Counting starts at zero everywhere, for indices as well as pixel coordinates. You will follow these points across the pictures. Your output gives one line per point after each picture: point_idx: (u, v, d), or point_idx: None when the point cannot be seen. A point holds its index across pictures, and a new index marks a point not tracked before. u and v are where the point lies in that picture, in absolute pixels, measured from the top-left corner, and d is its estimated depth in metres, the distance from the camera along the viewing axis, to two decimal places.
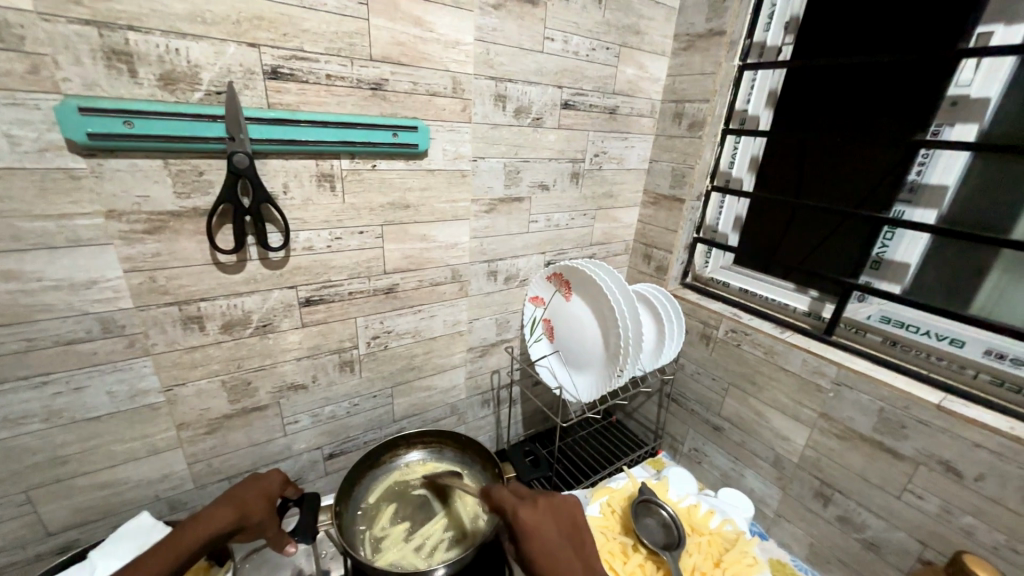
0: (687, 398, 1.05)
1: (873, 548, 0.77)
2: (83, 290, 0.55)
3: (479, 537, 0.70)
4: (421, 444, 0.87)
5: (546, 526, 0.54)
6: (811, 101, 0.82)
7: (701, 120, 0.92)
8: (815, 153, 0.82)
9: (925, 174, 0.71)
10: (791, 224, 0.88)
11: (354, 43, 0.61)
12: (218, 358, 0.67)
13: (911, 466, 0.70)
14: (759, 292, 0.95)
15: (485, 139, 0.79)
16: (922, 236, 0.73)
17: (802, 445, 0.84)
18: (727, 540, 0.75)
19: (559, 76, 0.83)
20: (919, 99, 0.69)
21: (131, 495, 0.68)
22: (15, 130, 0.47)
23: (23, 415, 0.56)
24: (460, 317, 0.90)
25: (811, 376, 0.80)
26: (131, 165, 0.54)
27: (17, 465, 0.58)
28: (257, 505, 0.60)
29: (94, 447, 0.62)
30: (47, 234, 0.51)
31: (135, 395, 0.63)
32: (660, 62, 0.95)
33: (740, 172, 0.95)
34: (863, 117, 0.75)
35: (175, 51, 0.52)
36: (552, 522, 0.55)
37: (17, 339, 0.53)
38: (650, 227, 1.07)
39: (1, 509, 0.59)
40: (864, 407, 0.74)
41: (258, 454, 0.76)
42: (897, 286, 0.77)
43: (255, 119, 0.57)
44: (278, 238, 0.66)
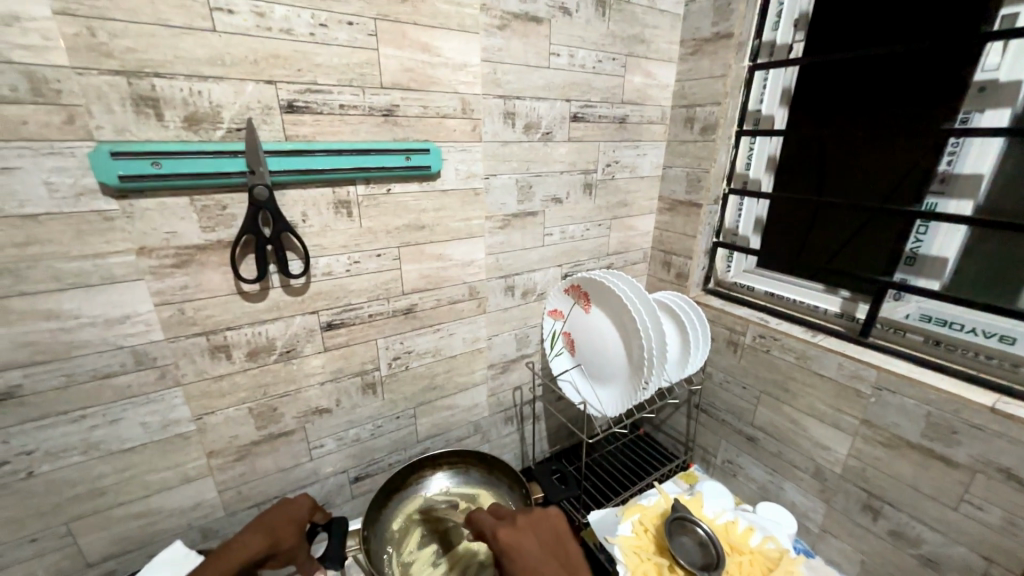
0: (717, 408, 1.01)
1: (931, 565, 0.72)
2: (117, 325, 0.57)
3: None
4: (446, 465, 0.86)
5: (525, 545, 0.54)
6: (828, 97, 0.80)
7: (713, 123, 0.91)
8: (836, 149, 0.80)
9: (956, 164, 0.68)
10: (816, 223, 0.85)
11: (365, 72, 0.63)
12: (244, 386, 0.68)
13: (967, 474, 0.65)
14: (786, 294, 0.92)
15: (496, 157, 0.80)
16: (960, 229, 0.69)
17: (844, 455, 0.80)
18: (771, 558, 0.71)
19: (566, 90, 0.83)
20: (942, 87, 0.67)
21: (165, 524, 0.69)
22: (53, 177, 0.50)
23: (64, 449, 0.58)
24: (479, 333, 0.90)
25: (849, 381, 0.76)
26: (160, 204, 0.56)
27: (58, 498, 0.60)
28: (286, 531, 0.60)
29: (130, 478, 0.64)
30: (84, 274, 0.54)
31: (167, 425, 0.64)
32: (667, 69, 0.95)
33: (758, 173, 0.93)
34: (884, 109, 0.72)
35: (198, 93, 0.54)
36: (532, 538, 0.55)
37: (58, 375, 0.55)
38: (667, 233, 1.05)
39: (44, 541, 0.61)
40: (909, 413, 0.70)
41: (285, 479, 0.77)
42: (937, 281, 0.72)
43: (274, 151, 0.59)
44: (299, 265, 0.67)
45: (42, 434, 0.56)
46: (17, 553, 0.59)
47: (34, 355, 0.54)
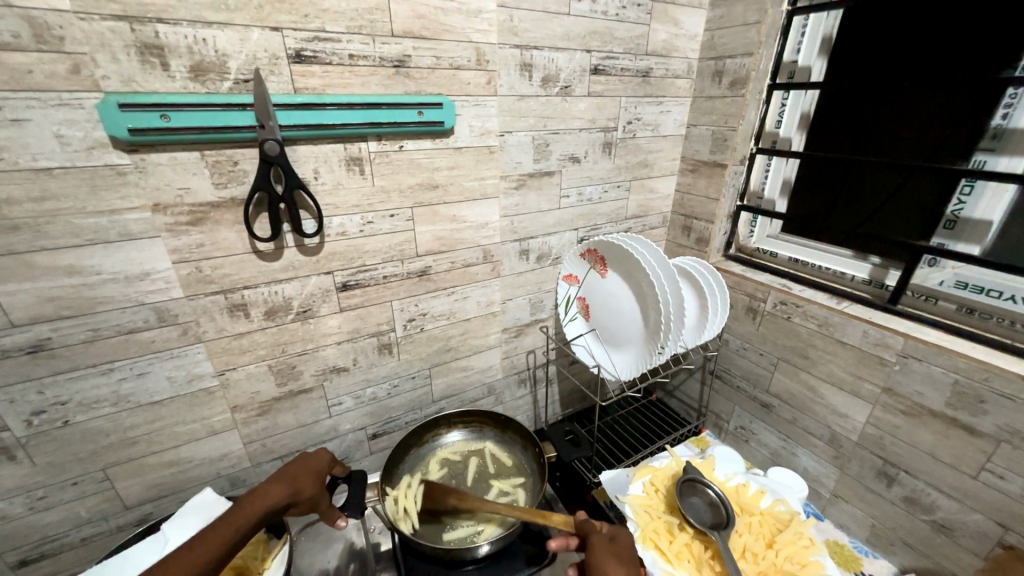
0: (732, 375, 1.00)
1: (943, 531, 0.72)
2: (138, 282, 0.58)
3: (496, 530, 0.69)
4: (460, 424, 0.88)
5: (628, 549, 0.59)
6: (873, 44, 0.73)
7: (744, 76, 0.84)
8: (878, 103, 0.74)
9: (1013, 117, 0.62)
10: (848, 185, 0.80)
11: (374, 19, 0.60)
12: (263, 344, 0.69)
13: (991, 443, 0.64)
14: (811, 260, 0.88)
15: (513, 112, 0.76)
16: (1008, 188, 0.65)
17: (862, 422, 0.79)
18: (780, 520, 0.72)
19: (587, 40, 0.78)
20: (1008, 31, 0.60)
21: (196, 472, 0.72)
22: (64, 130, 0.49)
23: (96, 400, 0.61)
24: (493, 297, 0.89)
25: (872, 349, 0.74)
26: (171, 159, 0.55)
27: (94, 446, 0.63)
28: (308, 481, 0.62)
29: (160, 429, 0.67)
30: (101, 229, 0.54)
31: (192, 379, 0.66)
32: (696, 16, 0.88)
33: (789, 131, 0.88)
34: (937, 57, 0.66)
35: (203, 41, 0.52)
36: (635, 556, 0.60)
37: (84, 329, 0.57)
38: (688, 196, 1.01)
39: (85, 485, 0.65)
40: (935, 381, 0.68)
41: (307, 435, 0.80)
42: (977, 247, 0.68)
43: (283, 105, 0.57)
44: (312, 224, 0.66)
45: (74, 386, 0.59)
46: (62, 494, 0.63)
47: (61, 310, 0.55)
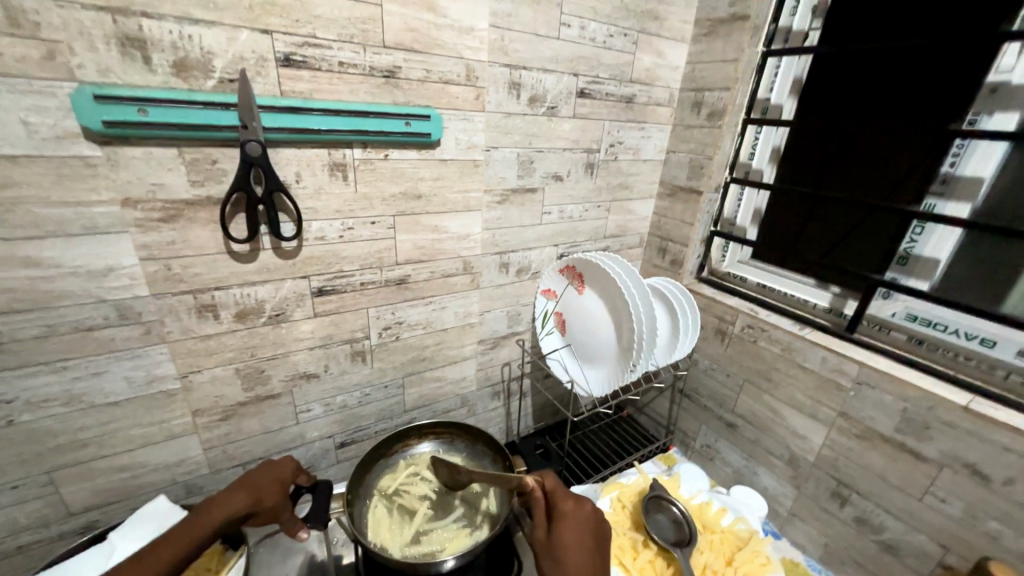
0: (701, 394, 1.03)
1: (891, 551, 0.75)
2: (101, 277, 0.56)
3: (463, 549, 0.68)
4: (432, 435, 0.87)
5: (572, 529, 0.58)
6: (839, 88, 0.78)
7: (721, 109, 0.89)
8: (841, 144, 0.79)
9: (959, 166, 0.67)
10: (813, 217, 0.85)
11: (366, 29, 0.60)
12: (232, 346, 0.67)
13: (935, 468, 0.68)
14: (778, 287, 0.93)
15: (499, 128, 0.78)
16: (956, 231, 0.69)
17: (819, 445, 0.82)
18: (740, 539, 0.74)
19: (574, 63, 0.81)
20: (956, 88, 0.66)
21: (149, 478, 0.69)
22: (32, 117, 0.47)
23: (45, 399, 0.58)
24: (471, 308, 0.90)
25: (830, 374, 0.78)
26: (146, 153, 0.54)
27: (39, 447, 0.59)
28: (271, 491, 0.60)
29: (114, 431, 0.64)
30: (65, 222, 0.52)
31: (152, 381, 0.64)
32: (679, 49, 0.92)
33: (761, 163, 0.92)
34: (894, 106, 0.71)
35: (188, 38, 0.51)
36: (581, 531, 0.58)
37: (37, 324, 0.54)
38: (665, 219, 1.05)
39: (25, 489, 0.61)
40: (886, 407, 0.72)
41: (271, 442, 0.77)
42: (926, 283, 0.74)
43: (267, 107, 0.56)
44: (290, 227, 0.65)
45: (21, 383, 0.56)
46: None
47: (14, 302, 0.52)
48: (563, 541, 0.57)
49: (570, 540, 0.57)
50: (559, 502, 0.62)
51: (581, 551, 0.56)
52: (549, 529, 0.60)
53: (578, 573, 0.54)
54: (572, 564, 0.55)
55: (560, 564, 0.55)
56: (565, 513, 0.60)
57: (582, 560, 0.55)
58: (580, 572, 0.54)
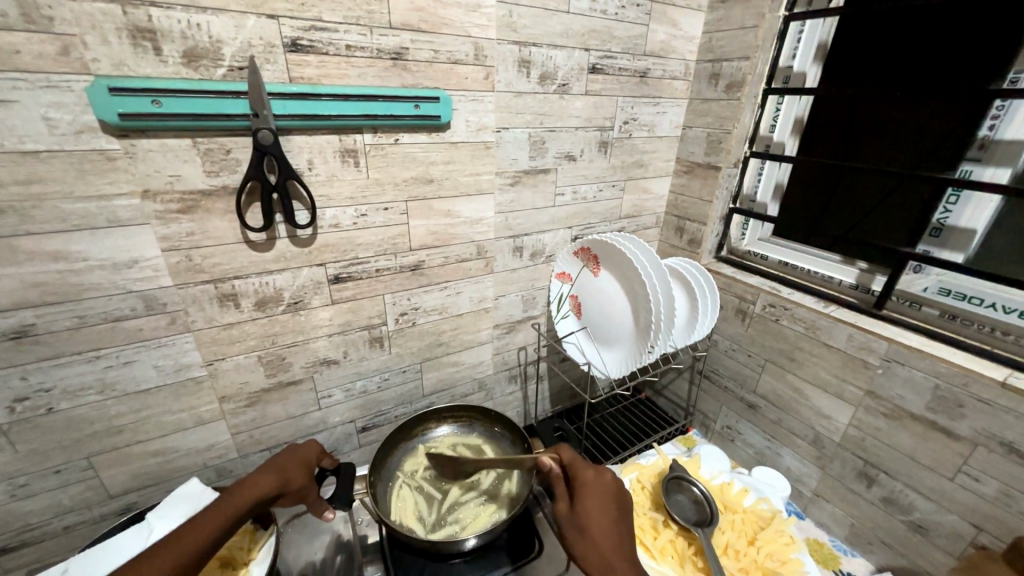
0: (720, 375, 1.02)
1: (920, 531, 0.73)
2: (126, 269, 0.57)
3: (485, 526, 0.69)
4: (451, 419, 0.88)
5: (593, 502, 0.59)
6: (867, 51, 0.74)
7: (740, 80, 0.85)
8: (869, 111, 0.75)
9: (999, 128, 0.64)
10: (838, 190, 0.81)
11: (372, 10, 0.59)
12: (253, 334, 0.69)
13: (968, 447, 0.65)
14: (801, 264, 0.90)
15: (510, 108, 0.76)
16: (994, 199, 0.66)
17: (845, 424, 0.80)
18: (763, 519, 0.73)
19: (585, 38, 0.78)
20: (996, 43, 0.61)
21: (182, 462, 0.72)
22: (52, 112, 0.48)
23: (81, 388, 0.60)
24: (486, 293, 0.90)
25: (857, 353, 0.76)
26: (162, 145, 0.54)
27: (78, 433, 0.62)
28: (298, 472, 0.62)
29: (146, 418, 0.66)
30: (89, 215, 0.53)
31: (180, 369, 0.66)
32: (695, 18, 0.89)
33: (782, 136, 0.89)
34: (927, 67, 0.67)
35: (197, 27, 0.51)
36: (602, 502, 0.59)
37: (69, 315, 0.56)
38: (682, 197, 1.02)
39: (68, 473, 0.64)
40: (916, 385, 0.69)
41: (296, 427, 0.80)
42: (960, 255, 0.70)
43: (277, 94, 0.56)
44: (305, 215, 0.66)
45: (58, 373, 0.58)
46: (44, 482, 0.63)
47: (46, 295, 0.54)
48: (586, 513, 0.58)
49: (593, 513, 0.58)
50: (578, 473, 0.63)
51: (605, 522, 0.57)
52: (571, 502, 0.61)
53: (604, 544, 0.55)
54: (599, 537, 0.56)
55: (586, 536, 0.57)
56: (586, 485, 0.61)
57: (607, 531, 0.56)
58: (606, 543, 0.56)
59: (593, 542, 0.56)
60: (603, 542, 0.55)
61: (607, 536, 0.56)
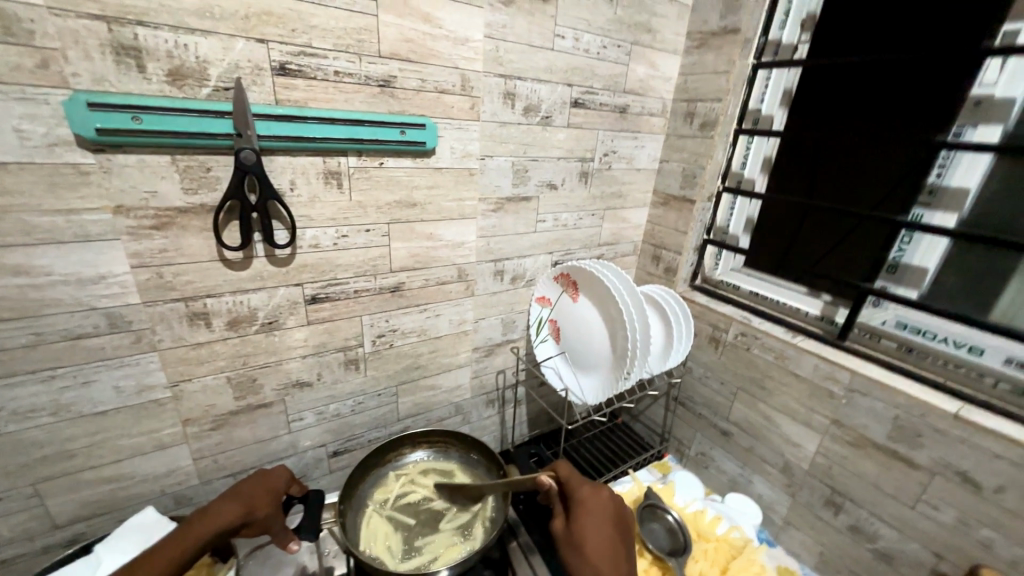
0: (695, 401, 1.04)
1: (885, 559, 0.75)
2: (91, 285, 0.55)
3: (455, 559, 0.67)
4: (425, 444, 0.86)
5: (592, 520, 0.62)
6: (827, 99, 0.80)
7: (712, 120, 0.90)
8: (829, 154, 0.80)
9: (946, 176, 0.69)
10: (803, 226, 0.86)
11: (362, 39, 0.61)
12: (223, 354, 0.67)
13: (926, 475, 0.68)
14: (771, 295, 0.93)
15: (494, 137, 0.78)
16: (940, 243, 0.71)
17: (813, 452, 0.82)
18: (735, 547, 0.74)
19: (568, 74, 0.82)
20: (940, 100, 0.67)
21: (137, 489, 0.68)
22: (24, 125, 0.47)
23: (32, 409, 0.57)
24: (466, 316, 0.90)
25: (823, 382, 0.79)
26: (139, 161, 0.54)
27: (25, 458, 0.58)
28: (263, 499, 0.60)
29: (102, 442, 0.63)
30: (56, 229, 0.52)
31: (142, 390, 0.63)
32: (671, 60, 0.94)
33: (752, 173, 0.94)
34: (880, 118, 0.73)
35: (184, 47, 0.52)
36: (599, 521, 0.62)
37: (26, 332, 0.53)
38: (659, 227, 1.06)
39: (9, 501, 0.59)
40: (878, 415, 0.72)
41: (263, 451, 0.77)
42: (914, 291, 0.74)
43: (262, 115, 0.56)
44: (285, 234, 0.65)
45: (7, 393, 0.55)
46: None
47: (2, 311, 0.52)
48: (583, 532, 0.61)
49: (590, 531, 0.61)
50: (575, 490, 0.65)
51: (602, 541, 0.60)
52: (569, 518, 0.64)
53: (602, 564, 0.58)
54: (596, 556, 0.59)
55: (582, 554, 0.60)
56: (583, 502, 0.64)
57: (604, 551, 0.59)
58: (604, 565, 0.58)
59: (588, 561, 0.59)
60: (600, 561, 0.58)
61: (605, 556, 0.59)
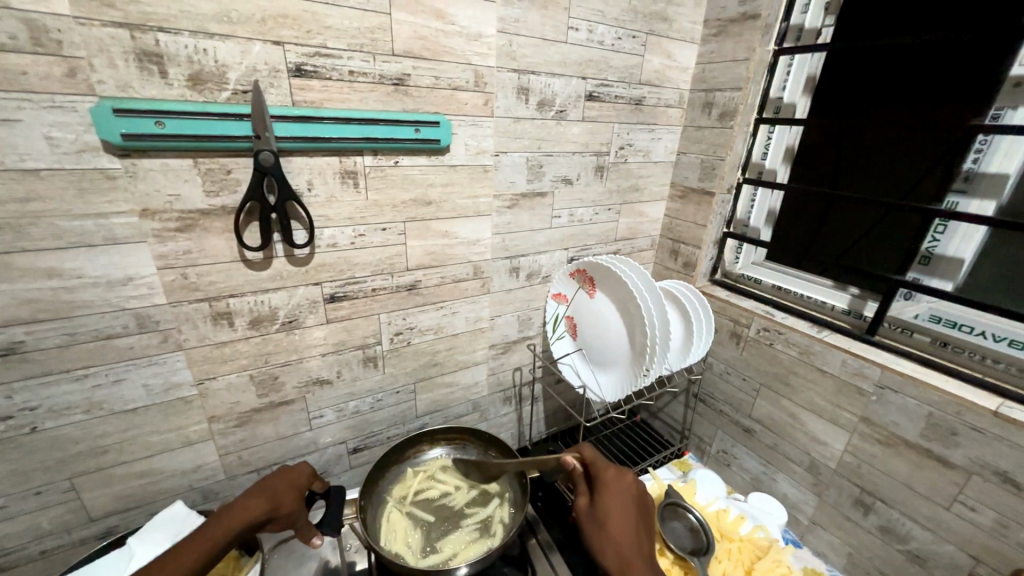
0: (715, 398, 1.02)
1: (918, 562, 0.72)
2: (120, 286, 0.57)
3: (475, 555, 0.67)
4: (444, 441, 0.87)
5: (615, 503, 0.61)
6: (854, 84, 0.77)
7: (732, 109, 0.88)
8: (857, 141, 0.77)
9: (983, 161, 0.65)
10: (829, 216, 0.83)
11: (376, 38, 0.61)
12: (246, 353, 0.68)
13: (963, 475, 0.65)
14: (795, 288, 0.91)
15: (508, 133, 0.78)
16: (980, 229, 0.67)
17: (840, 450, 0.80)
18: (760, 547, 0.72)
19: (583, 67, 0.81)
20: (977, 82, 0.64)
21: (166, 484, 0.70)
22: (54, 132, 0.49)
23: (67, 407, 0.59)
24: (482, 313, 0.90)
25: (851, 378, 0.76)
26: (163, 165, 0.55)
27: (61, 454, 0.61)
28: (288, 496, 0.61)
29: (132, 438, 0.65)
30: (86, 233, 0.53)
31: (169, 388, 0.65)
32: (688, 50, 0.92)
33: (774, 163, 0.91)
34: (912, 102, 0.69)
35: (203, 52, 0.52)
36: (623, 504, 0.61)
37: (60, 333, 0.55)
38: (677, 221, 1.04)
39: (47, 495, 0.62)
40: (910, 412, 0.69)
41: (286, 447, 0.78)
42: (949, 283, 0.71)
43: (280, 117, 0.57)
44: (303, 235, 0.66)
45: (44, 392, 0.57)
46: (22, 505, 0.61)
47: (37, 313, 0.54)
48: (607, 514, 0.60)
49: (613, 514, 0.60)
50: (599, 473, 0.64)
51: (625, 524, 0.59)
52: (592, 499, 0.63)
53: (624, 546, 0.57)
54: (619, 538, 0.58)
55: (606, 534, 0.59)
56: (608, 485, 0.63)
57: (626, 533, 0.58)
58: (626, 547, 0.57)
59: (612, 542, 0.58)
60: (623, 543, 0.57)
61: (628, 539, 0.58)
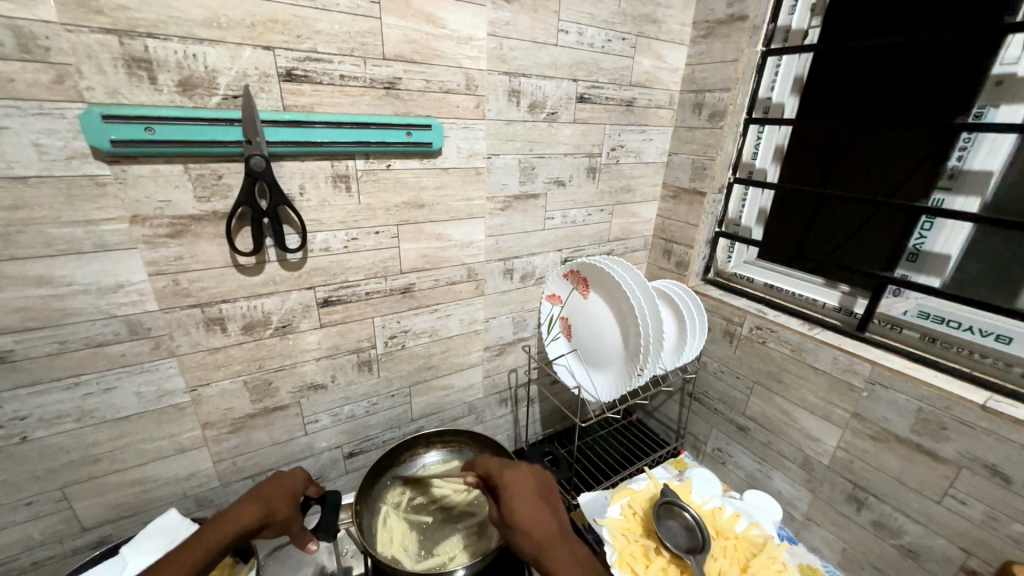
0: (710, 397, 1.02)
1: (911, 556, 0.73)
2: (110, 293, 0.57)
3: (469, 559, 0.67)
4: (440, 444, 0.87)
5: (521, 497, 0.57)
6: (841, 84, 0.78)
7: (722, 109, 0.89)
8: (845, 141, 0.78)
9: (967, 159, 0.67)
10: (819, 215, 0.84)
11: (366, 42, 0.61)
12: (240, 359, 0.68)
13: (953, 469, 0.66)
14: (786, 287, 0.91)
15: (500, 136, 0.78)
16: (965, 227, 0.68)
17: (833, 446, 0.81)
18: (754, 544, 0.73)
19: (573, 69, 0.81)
20: (960, 81, 0.65)
21: (160, 492, 0.70)
22: (42, 139, 0.48)
23: (58, 415, 0.58)
24: (477, 316, 0.90)
25: (842, 374, 0.77)
26: (153, 171, 0.55)
27: (52, 463, 0.60)
28: (283, 503, 0.60)
29: (125, 446, 0.64)
30: (76, 240, 0.53)
31: (161, 395, 0.64)
32: (678, 51, 0.93)
33: (764, 162, 0.92)
34: (898, 102, 0.71)
35: (193, 57, 0.52)
36: (528, 495, 0.57)
37: (50, 341, 0.55)
38: (669, 221, 1.04)
39: (38, 505, 0.61)
40: (901, 407, 0.70)
41: (280, 453, 0.78)
42: (937, 279, 0.72)
43: (271, 122, 0.57)
44: (296, 239, 0.66)
45: (35, 401, 0.56)
46: (12, 516, 0.60)
47: (27, 321, 0.53)
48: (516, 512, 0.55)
49: (521, 509, 0.56)
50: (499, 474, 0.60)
51: (535, 514, 0.55)
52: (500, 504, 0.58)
53: (540, 537, 0.53)
54: (532, 530, 0.54)
55: (519, 533, 0.54)
56: (509, 484, 0.59)
57: (538, 522, 0.54)
58: (543, 536, 0.53)
59: (528, 538, 0.53)
60: (537, 535, 0.53)
61: (541, 528, 0.54)
